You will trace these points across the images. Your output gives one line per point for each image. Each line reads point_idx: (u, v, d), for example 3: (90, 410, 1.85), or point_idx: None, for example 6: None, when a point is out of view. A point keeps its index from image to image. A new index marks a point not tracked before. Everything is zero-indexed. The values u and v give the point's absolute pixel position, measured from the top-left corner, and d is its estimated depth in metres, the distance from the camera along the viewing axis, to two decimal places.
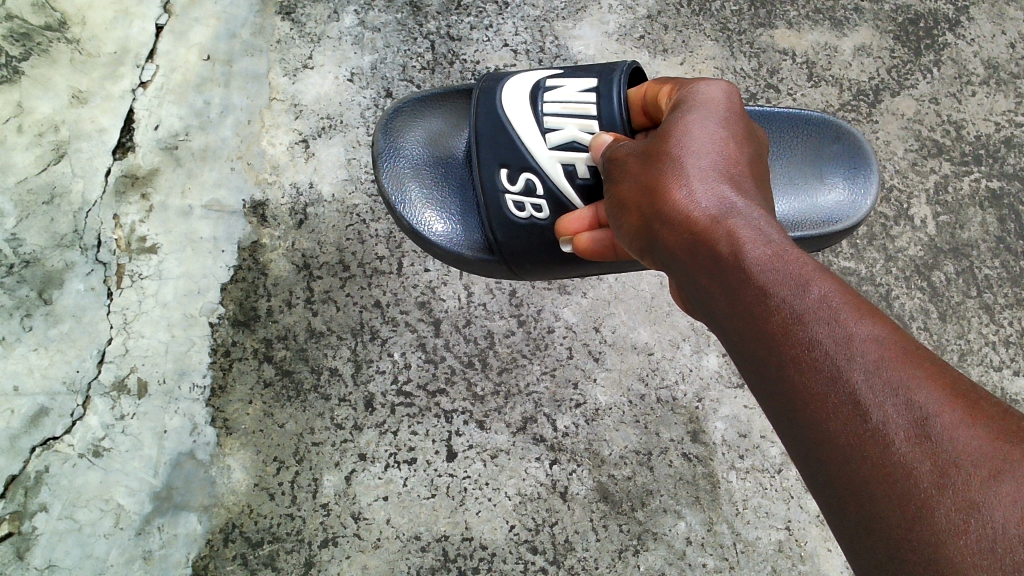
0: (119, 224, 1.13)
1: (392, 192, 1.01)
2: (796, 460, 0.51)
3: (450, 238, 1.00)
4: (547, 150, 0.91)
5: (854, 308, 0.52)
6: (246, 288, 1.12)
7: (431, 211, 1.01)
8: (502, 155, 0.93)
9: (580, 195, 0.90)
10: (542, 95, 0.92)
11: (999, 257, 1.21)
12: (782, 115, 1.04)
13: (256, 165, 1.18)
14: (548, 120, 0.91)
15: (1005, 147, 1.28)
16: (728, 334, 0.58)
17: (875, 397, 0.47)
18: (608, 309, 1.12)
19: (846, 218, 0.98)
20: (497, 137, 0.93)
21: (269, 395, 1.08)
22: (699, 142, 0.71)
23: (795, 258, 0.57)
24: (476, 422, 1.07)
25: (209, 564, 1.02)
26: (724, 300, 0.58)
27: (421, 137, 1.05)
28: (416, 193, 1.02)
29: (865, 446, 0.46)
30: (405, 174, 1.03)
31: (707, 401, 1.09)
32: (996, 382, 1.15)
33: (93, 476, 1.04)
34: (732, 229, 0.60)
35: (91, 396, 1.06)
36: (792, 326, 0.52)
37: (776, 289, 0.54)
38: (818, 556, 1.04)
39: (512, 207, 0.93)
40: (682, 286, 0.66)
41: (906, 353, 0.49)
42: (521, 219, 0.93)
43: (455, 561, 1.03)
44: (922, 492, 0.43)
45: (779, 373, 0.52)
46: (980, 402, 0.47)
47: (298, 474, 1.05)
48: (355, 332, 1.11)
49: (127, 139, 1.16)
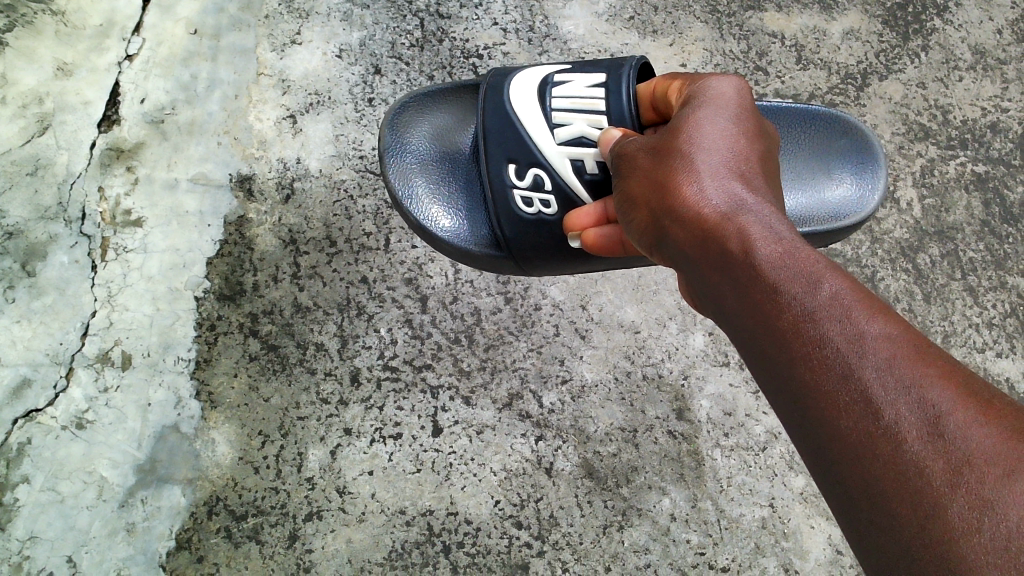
0: (104, 196, 1.12)
1: (399, 188, 1.01)
2: (805, 457, 0.52)
3: (457, 234, 0.99)
4: (555, 146, 0.90)
5: (866, 306, 0.52)
6: (232, 262, 1.12)
7: (438, 207, 1.01)
8: (510, 150, 0.93)
9: (588, 189, 0.89)
10: (550, 90, 0.92)
11: (983, 240, 1.22)
12: (791, 110, 1.04)
13: (243, 139, 1.18)
14: (556, 115, 0.90)
15: (990, 132, 1.28)
16: (738, 331, 0.58)
17: (888, 395, 0.47)
18: (595, 287, 1.12)
19: (851, 214, 0.98)
20: (505, 132, 0.93)
21: (255, 368, 1.07)
22: (709, 139, 0.70)
23: (807, 255, 0.57)
24: (461, 398, 1.07)
25: (193, 537, 1.01)
26: (735, 298, 0.58)
27: (428, 132, 1.04)
28: (423, 189, 1.01)
29: (877, 444, 0.46)
30: (412, 169, 1.02)
31: (692, 379, 1.09)
32: (979, 363, 1.15)
33: (76, 449, 1.03)
34: (743, 226, 0.60)
35: (74, 367, 1.06)
36: (803, 324, 0.52)
37: (787, 287, 0.55)
38: (800, 534, 1.05)
39: (521, 203, 0.92)
40: (691, 283, 0.66)
41: (918, 351, 0.49)
42: (529, 215, 0.92)
43: (440, 535, 1.03)
44: (936, 489, 0.43)
45: (789, 371, 0.52)
46: (994, 401, 0.47)
47: (282, 448, 1.05)
48: (341, 307, 1.10)
49: (112, 112, 1.15)
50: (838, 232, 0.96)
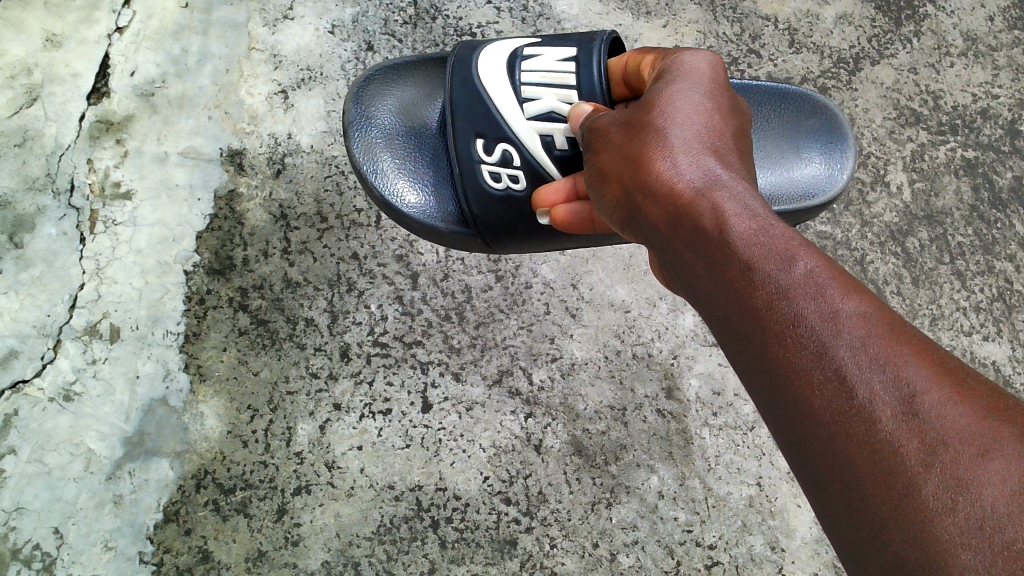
0: (93, 168, 1.12)
1: (365, 163, 0.99)
2: (775, 434, 0.51)
3: (424, 211, 0.98)
4: (525, 121, 0.90)
5: (840, 283, 0.52)
6: (223, 237, 1.11)
7: (405, 182, 0.99)
8: (478, 125, 0.92)
9: (557, 165, 0.89)
10: (520, 64, 0.92)
11: (972, 225, 1.22)
12: (761, 88, 1.04)
13: (234, 114, 1.17)
14: (526, 90, 0.90)
15: (981, 118, 1.29)
16: (710, 309, 0.58)
17: (860, 372, 0.47)
18: (586, 266, 1.12)
19: (820, 194, 0.98)
20: (473, 107, 0.92)
21: (244, 342, 1.07)
22: (685, 115, 0.70)
23: (781, 233, 0.57)
24: (451, 374, 1.07)
25: (180, 510, 1.00)
26: (707, 274, 0.58)
27: (394, 105, 1.02)
28: (389, 164, 1.00)
29: (850, 423, 0.46)
30: (377, 143, 1.01)
31: (682, 358, 1.09)
32: (966, 346, 1.16)
33: (63, 421, 1.02)
34: (718, 203, 0.60)
35: (62, 340, 1.05)
36: (777, 301, 0.52)
37: (761, 264, 0.54)
38: (787, 512, 1.05)
39: (489, 178, 0.91)
40: (664, 260, 0.65)
41: (892, 329, 0.49)
42: (497, 190, 0.91)
43: (428, 511, 1.02)
44: (909, 469, 0.43)
45: (761, 347, 0.51)
46: (965, 378, 0.47)
47: (271, 422, 1.04)
48: (331, 283, 1.10)
49: (101, 85, 1.14)
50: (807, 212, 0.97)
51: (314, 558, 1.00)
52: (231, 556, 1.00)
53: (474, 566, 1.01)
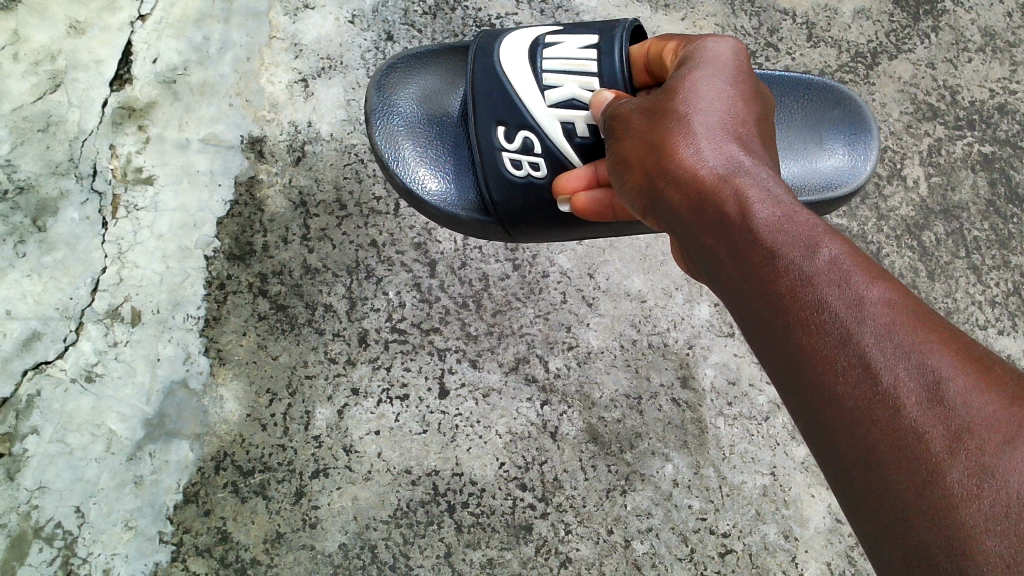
0: (115, 154, 1.13)
1: (386, 151, 1.00)
2: (797, 418, 0.51)
3: (444, 199, 0.99)
4: (546, 109, 0.90)
5: (864, 268, 0.52)
6: (243, 223, 1.12)
7: (425, 169, 1.00)
8: (500, 113, 0.93)
9: (578, 153, 0.90)
10: (541, 52, 0.92)
11: (988, 219, 1.23)
12: (788, 78, 1.04)
13: (255, 102, 1.18)
14: (548, 77, 0.90)
15: (998, 114, 1.29)
16: (731, 295, 0.58)
17: (885, 358, 0.47)
18: (602, 256, 1.13)
19: (844, 184, 0.99)
20: (495, 95, 0.93)
21: (263, 327, 1.08)
22: (708, 102, 0.71)
23: (805, 219, 0.57)
24: (468, 361, 1.08)
25: (200, 491, 1.01)
26: (730, 260, 0.58)
27: (416, 94, 1.03)
28: (409, 151, 1.00)
29: (876, 408, 0.46)
30: (398, 132, 1.01)
31: (697, 348, 1.10)
32: (980, 340, 1.16)
33: (85, 402, 1.03)
34: (741, 188, 0.60)
35: (84, 322, 1.06)
36: (800, 287, 0.52)
37: (785, 250, 0.54)
38: (801, 502, 1.05)
39: (510, 166, 0.92)
40: (685, 246, 0.65)
41: (916, 315, 0.49)
42: (518, 177, 0.92)
43: (445, 495, 1.03)
44: (934, 456, 0.43)
45: (784, 333, 0.51)
46: (990, 364, 0.47)
47: (290, 406, 1.05)
48: (350, 270, 1.11)
49: (124, 71, 1.16)
50: (834, 200, 0.97)
51: (332, 540, 1.01)
52: (250, 537, 1.00)
53: (490, 551, 1.01)
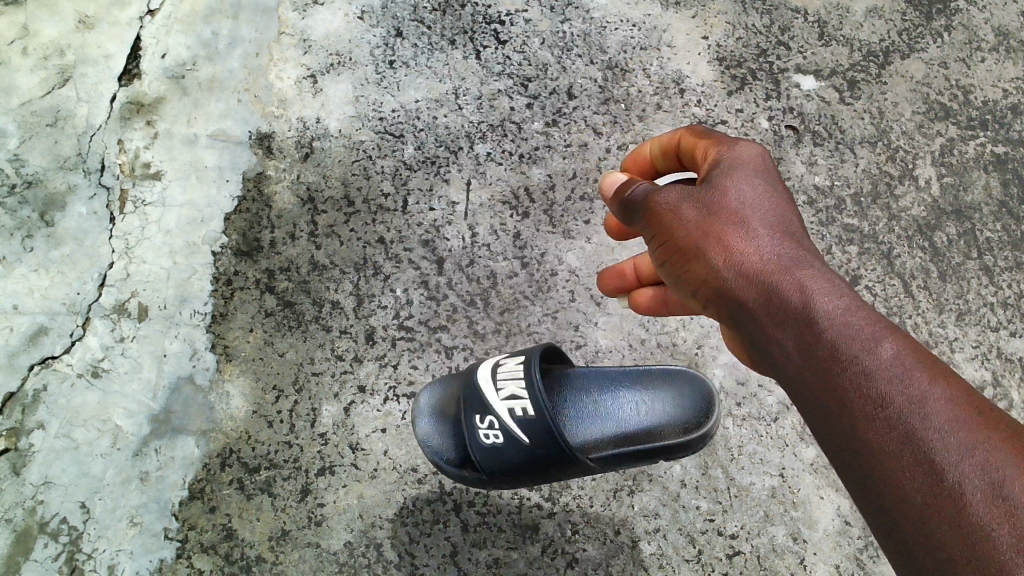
0: (123, 149, 1.13)
1: (430, 449, 0.97)
2: (868, 516, 0.57)
3: (458, 459, 0.96)
4: (498, 397, 0.92)
5: (923, 367, 0.58)
6: (251, 218, 1.12)
7: (449, 443, 0.97)
8: (473, 401, 0.93)
9: (527, 425, 0.89)
10: (497, 372, 0.94)
11: (1000, 221, 1.21)
12: (677, 376, 1.01)
13: (263, 97, 1.18)
14: (500, 376, 0.93)
15: (1011, 114, 1.28)
16: (803, 403, 0.63)
17: (947, 451, 0.53)
18: (611, 255, 1.14)
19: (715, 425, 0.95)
20: (470, 394, 0.94)
21: (270, 324, 1.08)
22: (751, 205, 0.74)
23: (865, 322, 0.62)
24: (476, 359, 1.07)
25: (205, 488, 1.00)
26: (805, 374, 0.62)
27: (434, 411, 1.00)
28: (447, 441, 0.97)
29: (944, 500, 0.52)
30: (432, 433, 0.98)
31: (706, 348, 1.10)
32: (993, 342, 1.14)
33: (91, 397, 1.03)
34: (808, 298, 0.64)
35: (91, 317, 1.06)
36: (859, 387, 0.58)
37: (852, 359, 0.60)
38: (809, 504, 1.04)
39: (480, 436, 0.92)
40: (758, 350, 0.68)
41: (966, 400, 0.56)
42: (487, 442, 0.91)
43: (451, 494, 1.01)
44: (1000, 555, 0.48)
45: (856, 437, 0.57)
46: (1015, 432, 0.54)
47: (296, 403, 1.04)
48: (358, 267, 1.11)
49: (133, 66, 1.16)
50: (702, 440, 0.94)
51: (337, 538, 0.99)
52: (255, 535, 0.98)
53: (496, 551, 0.99)
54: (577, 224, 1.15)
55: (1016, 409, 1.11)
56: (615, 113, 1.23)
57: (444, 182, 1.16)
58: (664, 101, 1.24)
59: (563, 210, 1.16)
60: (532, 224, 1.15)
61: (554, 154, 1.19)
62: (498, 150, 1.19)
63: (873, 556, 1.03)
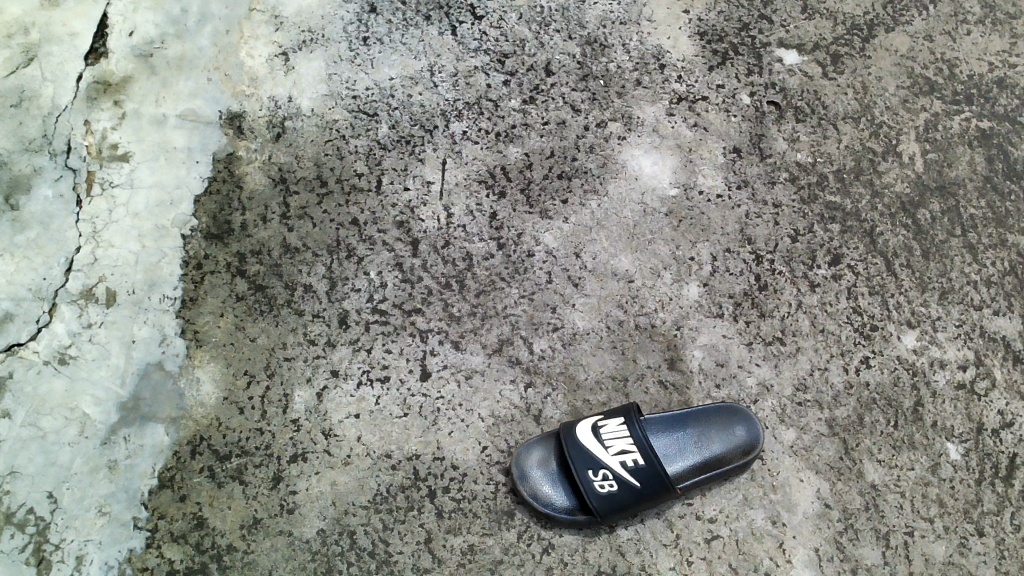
0: (90, 130, 1.10)
1: (539, 494, 0.98)
2: None
3: (555, 505, 0.98)
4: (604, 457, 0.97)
5: None
6: (221, 200, 1.10)
7: (552, 489, 0.98)
8: (585, 458, 0.97)
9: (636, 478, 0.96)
10: (600, 435, 0.98)
11: (985, 197, 1.19)
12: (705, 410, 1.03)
13: (234, 76, 1.15)
14: (611, 454, 0.97)
15: (997, 88, 1.26)
16: None
17: None
18: (590, 235, 1.12)
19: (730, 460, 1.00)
20: (580, 449, 0.97)
21: (241, 309, 1.06)
22: None
23: None
24: (451, 343, 1.06)
25: (175, 476, 0.98)
26: None
27: (531, 459, 1.00)
28: (541, 486, 0.98)
29: None
30: (538, 480, 0.99)
31: (685, 329, 1.08)
32: (976, 321, 1.12)
33: (58, 384, 1.01)
34: None
35: (58, 303, 1.03)
36: None
37: None
38: (789, 487, 1.03)
39: (596, 484, 0.96)
40: None
41: None
42: (598, 492, 0.96)
43: (425, 480, 1.00)
44: None
45: None
46: None
47: (268, 389, 1.02)
48: (331, 250, 1.09)
49: (100, 45, 1.13)
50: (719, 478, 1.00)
51: (310, 526, 0.98)
52: (226, 523, 0.97)
53: (471, 537, 0.98)
54: (554, 204, 1.13)
55: (998, 388, 1.09)
56: (594, 89, 1.20)
57: (418, 161, 1.14)
58: (644, 77, 1.21)
59: (540, 190, 1.14)
60: (508, 204, 1.13)
61: (531, 132, 1.17)
62: (474, 128, 1.16)
63: (853, 539, 1.02)
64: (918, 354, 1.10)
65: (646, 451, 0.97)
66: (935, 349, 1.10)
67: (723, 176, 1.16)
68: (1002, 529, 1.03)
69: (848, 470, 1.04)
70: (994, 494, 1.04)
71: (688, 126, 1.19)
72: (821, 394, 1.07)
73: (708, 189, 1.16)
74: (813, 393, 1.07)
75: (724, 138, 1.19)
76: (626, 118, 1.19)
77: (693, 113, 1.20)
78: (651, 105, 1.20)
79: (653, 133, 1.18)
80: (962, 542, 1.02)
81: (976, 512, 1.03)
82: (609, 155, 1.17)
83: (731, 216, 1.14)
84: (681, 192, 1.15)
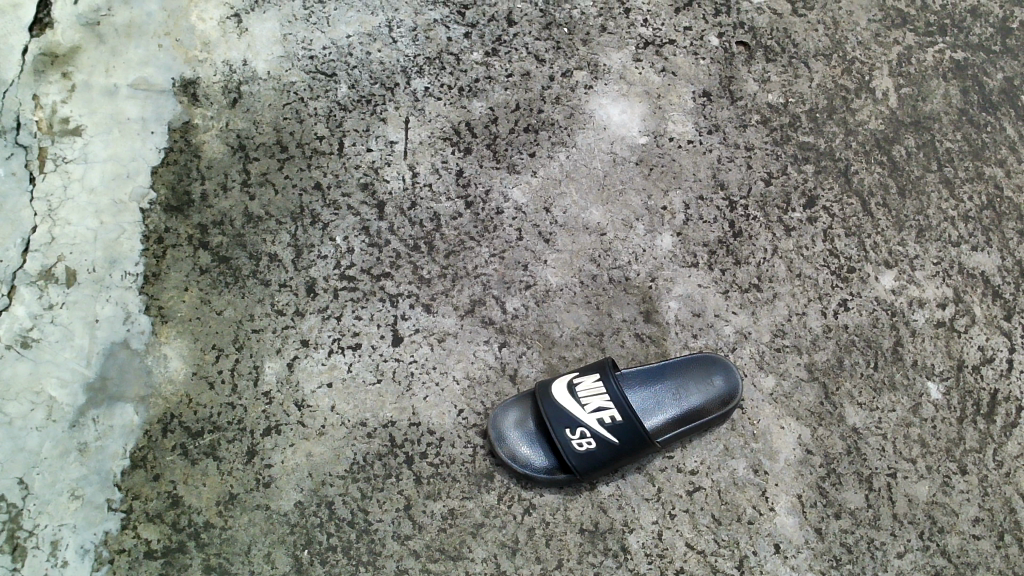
0: (39, 105, 1.06)
1: (520, 457, 0.97)
2: None
3: (536, 467, 0.97)
4: (582, 416, 0.96)
5: None
6: (179, 171, 1.06)
7: (532, 451, 0.97)
8: (563, 418, 0.96)
9: (616, 434, 0.95)
10: (577, 394, 0.97)
11: (961, 130, 1.17)
12: (681, 361, 1.02)
13: (185, 41, 1.11)
14: (590, 411, 0.96)
15: (970, 17, 1.23)
16: None
17: None
18: (559, 189, 1.10)
19: (708, 414, 0.99)
20: (558, 410, 0.96)
21: (206, 281, 1.03)
22: None
23: None
24: (422, 306, 1.04)
25: (148, 455, 0.97)
26: None
27: (510, 421, 0.98)
28: (520, 449, 0.97)
29: None
30: (516, 442, 0.97)
31: (660, 280, 1.07)
32: (954, 258, 1.10)
33: (21, 369, 0.98)
34: None
35: (16, 286, 1.00)
36: None
37: None
38: (770, 435, 1.02)
39: (576, 444, 0.95)
40: None
41: None
42: (577, 451, 0.95)
43: (403, 447, 0.99)
44: None
45: None
46: None
47: (237, 362, 1.00)
48: (295, 216, 1.06)
49: (44, 15, 1.08)
50: (696, 428, 0.99)
51: (287, 499, 0.96)
52: (202, 500, 0.96)
53: (451, 501, 0.97)
54: (522, 158, 1.10)
55: (978, 325, 1.08)
56: (558, 38, 1.16)
57: (380, 120, 1.11)
58: (609, 22, 1.18)
59: (507, 144, 1.11)
60: (475, 161, 1.10)
61: (494, 85, 1.13)
62: (436, 84, 1.13)
63: (836, 483, 1.01)
64: (897, 293, 1.08)
65: (624, 407, 0.95)
66: (913, 288, 1.09)
67: (694, 122, 1.14)
68: (985, 467, 1.03)
69: (829, 414, 1.03)
70: (976, 431, 1.04)
71: (656, 71, 1.16)
72: (800, 339, 1.05)
73: (678, 136, 1.13)
74: (791, 338, 1.05)
75: (693, 82, 1.16)
76: (592, 67, 1.16)
77: (661, 58, 1.16)
78: (617, 51, 1.16)
79: (620, 80, 1.15)
80: (945, 481, 1.02)
81: (958, 450, 1.03)
82: (576, 105, 1.14)
83: (703, 161, 1.12)
84: (651, 140, 1.12)
